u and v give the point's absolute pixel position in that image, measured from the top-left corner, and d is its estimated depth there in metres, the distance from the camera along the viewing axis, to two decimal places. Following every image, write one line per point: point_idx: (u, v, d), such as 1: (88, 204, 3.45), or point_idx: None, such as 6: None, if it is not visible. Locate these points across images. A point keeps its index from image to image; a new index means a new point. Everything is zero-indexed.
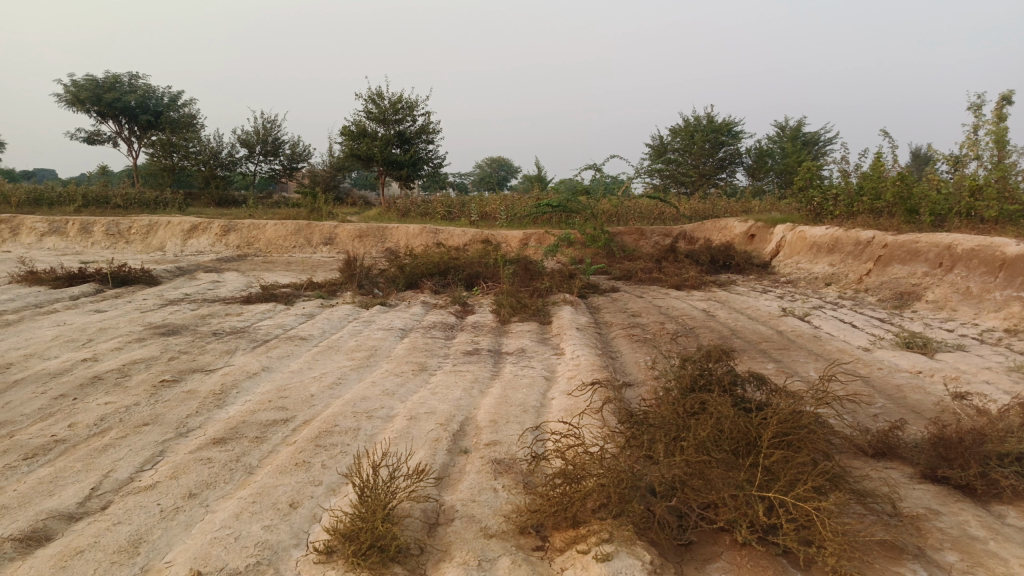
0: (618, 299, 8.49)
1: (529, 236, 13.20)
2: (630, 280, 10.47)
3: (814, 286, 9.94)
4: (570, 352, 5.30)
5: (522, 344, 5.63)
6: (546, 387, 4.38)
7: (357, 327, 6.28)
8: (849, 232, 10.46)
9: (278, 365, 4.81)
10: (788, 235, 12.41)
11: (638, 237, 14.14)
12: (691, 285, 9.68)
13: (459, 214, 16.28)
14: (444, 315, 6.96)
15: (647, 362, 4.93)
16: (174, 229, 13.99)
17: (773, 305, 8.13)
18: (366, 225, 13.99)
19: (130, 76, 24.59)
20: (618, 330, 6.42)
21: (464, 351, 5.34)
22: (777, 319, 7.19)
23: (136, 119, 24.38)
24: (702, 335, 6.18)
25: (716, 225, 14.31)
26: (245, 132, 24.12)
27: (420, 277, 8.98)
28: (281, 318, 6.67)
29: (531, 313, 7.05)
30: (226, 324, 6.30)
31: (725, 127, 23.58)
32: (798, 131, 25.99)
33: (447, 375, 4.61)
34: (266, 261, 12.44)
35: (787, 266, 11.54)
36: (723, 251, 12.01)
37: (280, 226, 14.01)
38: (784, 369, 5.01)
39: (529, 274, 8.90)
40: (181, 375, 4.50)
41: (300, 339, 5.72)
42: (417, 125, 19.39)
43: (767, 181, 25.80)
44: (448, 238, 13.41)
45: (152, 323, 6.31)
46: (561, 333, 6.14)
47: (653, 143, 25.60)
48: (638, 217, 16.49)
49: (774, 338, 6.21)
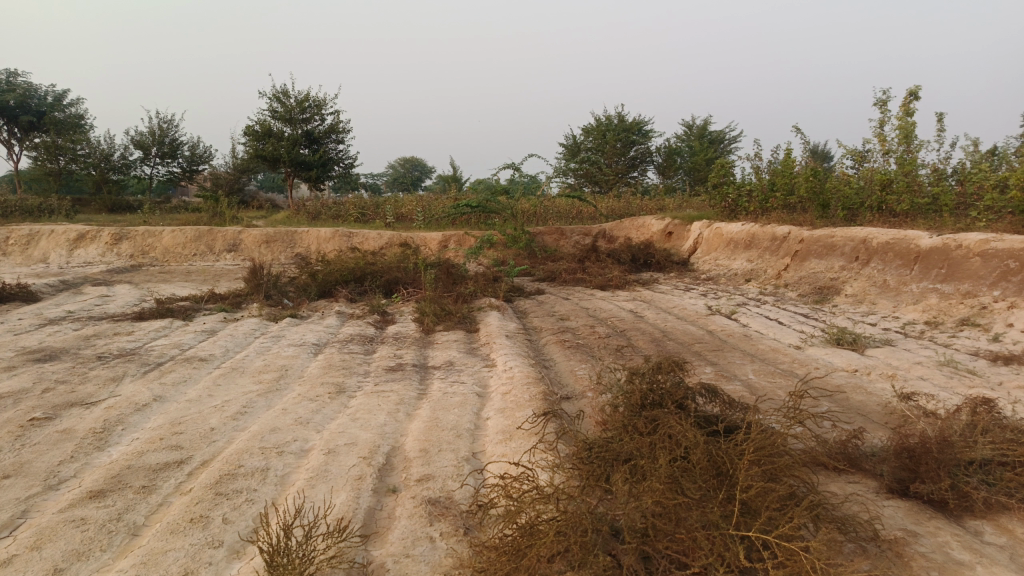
0: (544, 301, 8.21)
1: (448, 238, 12.80)
2: (554, 281, 10.23)
3: (735, 282, 9.98)
4: (501, 363, 4.94)
5: (449, 356, 5.24)
6: (478, 406, 4.00)
7: (265, 344, 5.72)
8: (766, 228, 10.57)
9: (173, 393, 4.25)
10: (705, 231, 12.49)
11: (557, 236, 13.97)
12: (615, 284, 9.52)
13: (373, 216, 15.70)
14: (361, 327, 6.47)
15: (583, 372, 4.65)
16: (58, 238, 12.83)
17: (699, 304, 8.04)
18: (273, 230, 13.23)
19: (8, 74, 22.66)
20: (548, 336, 6.12)
21: (385, 368, 4.90)
22: (706, 318, 7.07)
23: (15, 119, 22.47)
24: (634, 338, 5.96)
25: (634, 223, 14.30)
26: (139, 133, 22.62)
27: (334, 285, 8.44)
28: (179, 336, 6.03)
29: (456, 320, 6.67)
30: (114, 346, 5.62)
31: (635, 126, 23.86)
32: (705, 130, 26.58)
33: (368, 397, 4.16)
34: (164, 271, 11.54)
35: (706, 262, 11.58)
36: (643, 249, 11.96)
37: (179, 233, 13.07)
38: (723, 373, 4.83)
39: (451, 278, 8.50)
40: (55, 411, 3.88)
41: (200, 360, 5.13)
42: (326, 124, 18.62)
43: (676, 179, 26.30)
44: (362, 242, 12.83)
45: (24, 348, 5.56)
46: (488, 342, 5.78)
47: (566, 142, 25.64)
48: (555, 217, 16.35)
49: (706, 338, 6.06)
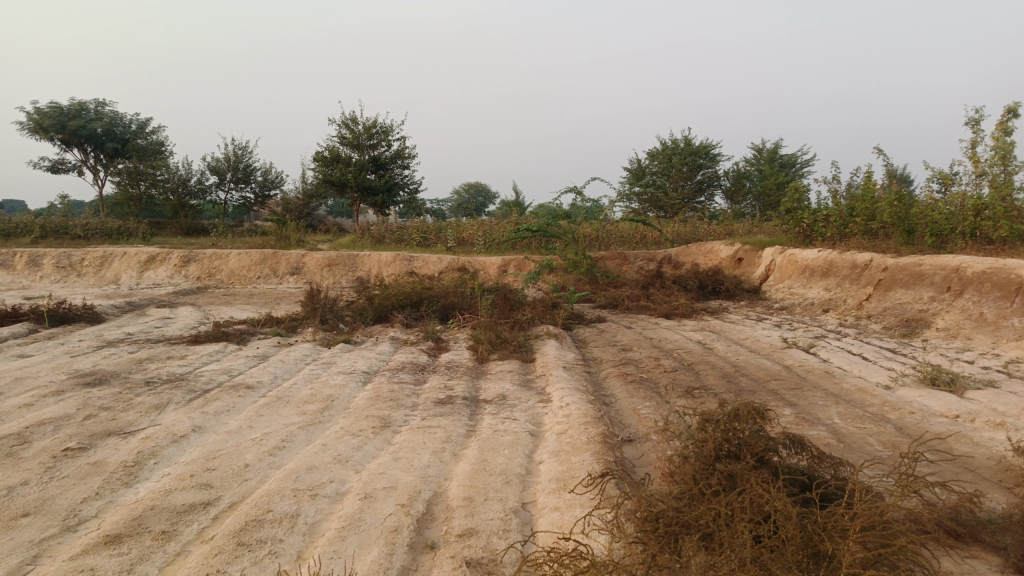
0: (606, 330, 7.83)
1: (508, 263, 12.57)
2: (617, 308, 9.83)
3: (810, 312, 9.38)
4: (558, 398, 4.60)
5: (502, 389, 4.91)
6: (531, 447, 3.67)
7: (315, 371, 5.53)
8: (845, 256, 9.95)
9: (213, 424, 4.06)
10: (778, 258, 11.89)
11: (620, 262, 13.58)
12: (682, 312, 9.06)
13: (435, 241, 15.64)
14: (414, 354, 6.23)
15: (647, 411, 4.27)
16: (130, 260, 13.17)
17: (774, 336, 7.51)
18: (336, 254, 13.26)
19: (97, 104, 23.75)
20: (609, 368, 5.74)
21: (434, 400, 4.61)
22: (781, 352, 6.56)
23: (101, 146, 23.49)
24: (703, 374, 5.53)
25: (702, 248, 13.77)
26: (215, 159, 23.35)
27: (390, 310, 8.26)
28: (230, 361, 5.91)
29: (513, 350, 6.36)
30: (164, 371, 5.53)
31: (702, 150, 23.28)
32: (776, 153, 25.65)
33: (413, 433, 3.88)
34: (228, 294, 11.66)
35: (779, 291, 10.97)
36: (712, 275, 11.45)
37: (244, 255, 13.23)
38: (804, 415, 4.36)
39: (509, 304, 8.22)
40: (91, 441, 3.73)
41: (247, 387, 4.96)
42: (393, 150, 18.76)
43: (745, 204, 25.52)
44: (421, 266, 12.73)
45: (78, 371, 5.52)
46: (545, 373, 5.44)
47: (630, 166, 25.24)
48: (619, 242, 15.95)
49: (783, 375, 5.57)
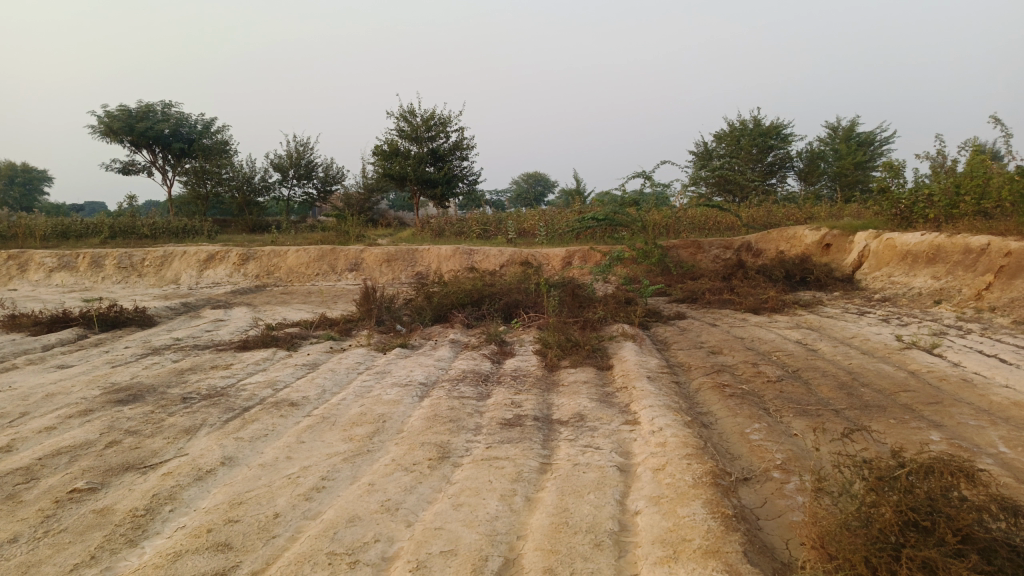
0: (689, 329, 7.03)
1: (573, 254, 11.84)
2: (696, 302, 8.99)
3: (919, 303, 8.34)
4: (647, 418, 3.89)
5: (578, 406, 4.19)
6: (624, 490, 2.96)
7: (366, 383, 4.92)
8: (955, 239, 8.87)
9: (246, 454, 3.48)
10: (872, 243, 10.79)
11: (695, 251, 12.75)
12: (771, 307, 8.17)
13: (496, 232, 15.03)
14: (476, 361, 5.57)
15: (759, 441, 3.54)
16: (190, 259, 12.98)
17: (885, 334, 6.57)
18: (394, 248, 12.77)
19: (163, 105, 23.98)
20: (701, 378, 4.96)
21: (500, 421, 3.93)
22: (900, 355, 5.64)
23: (168, 147, 23.70)
24: (815, 387, 4.69)
25: (784, 233, 12.71)
26: (278, 156, 23.30)
27: (450, 309, 7.63)
28: (279, 371, 5.38)
29: (586, 354, 5.64)
30: (205, 384, 5.03)
31: (773, 130, 21.98)
32: (852, 131, 24.02)
33: (477, 467, 3.21)
34: (285, 292, 11.30)
35: (877, 279, 9.92)
36: (799, 264, 10.48)
37: (303, 252, 12.87)
38: (956, 440, 3.52)
39: (578, 301, 7.50)
40: (104, 479, 3.20)
41: (290, 404, 4.40)
42: (452, 141, 18.23)
43: (820, 185, 24.05)
44: (482, 259, 12.13)
45: (114, 385, 5.07)
46: (626, 385, 4.71)
47: (697, 150, 24.13)
48: (690, 228, 15.01)
49: (910, 386, 4.69)
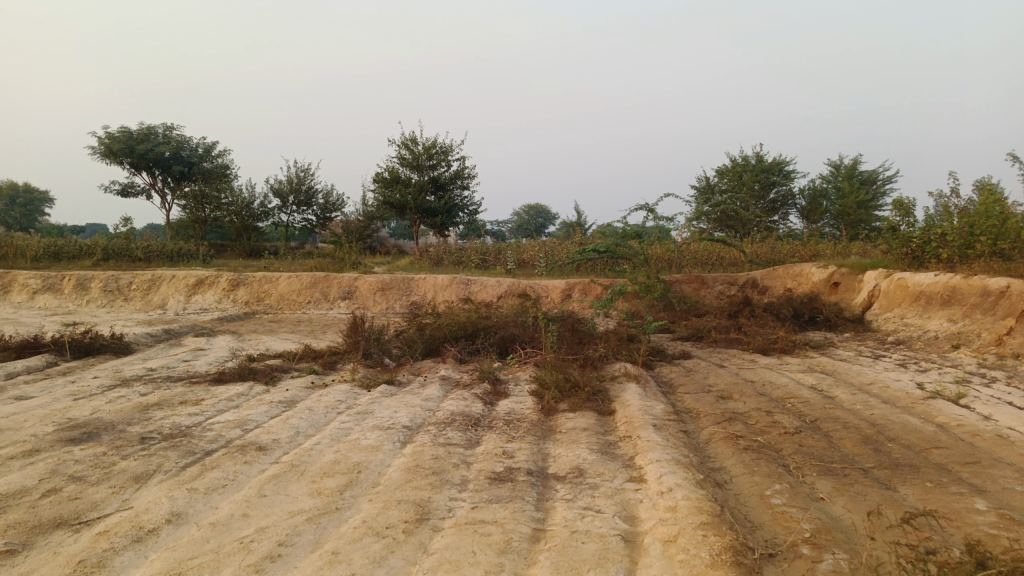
0: (695, 370, 6.62)
1: (573, 286, 11.48)
2: (702, 341, 8.60)
3: (936, 347, 7.94)
4: (655, 474, 3.47)
5: (577, 459, 3.77)
6: (630, 568, 2.53)
7: (345, 425, 4.50)
8: (972, 280, 8.51)
9: (198, 511, 3.05)
10: (882, 283, 10.42)
11: (698, 286, 12.40)
12: (780, 348, 7.78)
13: (494, 263, 14.69)
14: (467, 402, 5.16)
15: (784, 507, 3.13)
16: (178, 283, 12.60)
17: (905, 381, 6.16)
18: (389, 277, 12.40)
19: (165, 128, 23.80)
20: (712, 428, 4.54)
21: (488, 475, 3.50)
22: (925, 405, 5.22)
23: (168, 170, 23.47)
24: (837, 441, 4.28)
25: (790, 270, 12.36)
26: (278, 182, 23.06)
27: (442, 343, 7.23)
28: (251, 408, 4.96)
29: (585, 396, 5.23)
30: (169, 422, 4.60)
31: (776, 166, 21.79)
32: (855, 169, 23.82)
33: (460, 534, 2.79)
34: (275, 320, 10.90)
35: (889, 321, 9.53)
36: (807, 302, 10.11)
37: (295, 279, 12.48)
38: (1005, 511, 3.11)
39: (578, 337, 7.10)
40: (27, 538, 2.77)
41: (257, 448, 3.97)
42: (453, 170, 17.97)
43: (822, 223, 23.79)
44: (480, 290, 11.78)
45: (70, 420, 4.64)
46: (629, 434, 4.28)
47: (699, 185, 23.92)
48: (693, 263, 14.67)
49: (942, 441, 4.28)
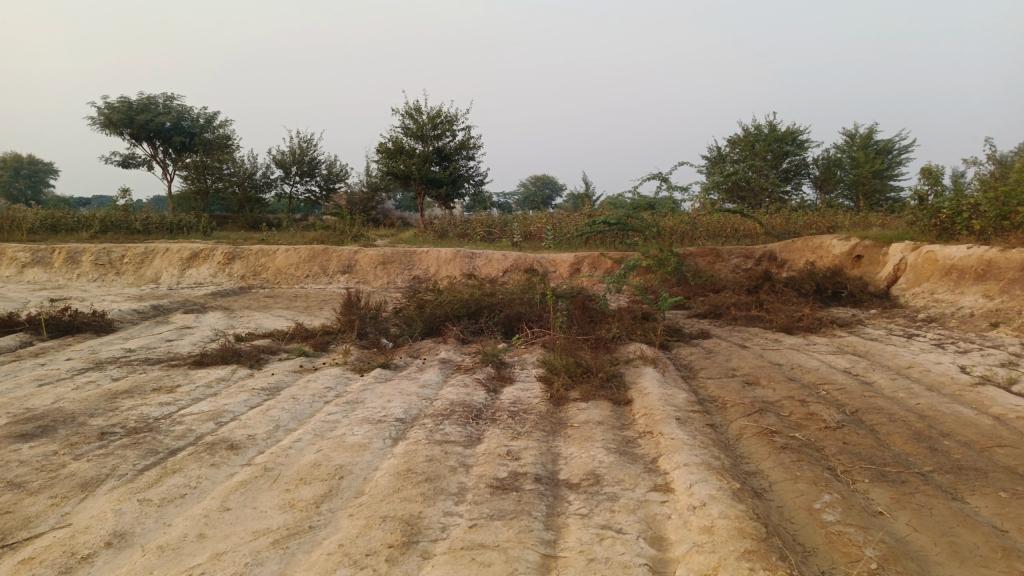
0: (717, 352, 6.13)
1: (582, 260, 10.96)
2: (720, 319, 8.09)
3: (971, 325, 7.41)
4: (683, 484, 2.98)
5: (592, 462, 3.29)
6: None
7: (330, 418, 4.02)
8: (1009, 254, 7.95)
9: (146, 531, 2.58)
10: (910, 256, 9.85)
11: (713, 260, 11.87)
12: (805, 326, 7.27)
13: (500, 235, 14.16)
14: (468, 389, 4.67)
15: (839, 527, 2.64)
16: (172, 257, 12.12)
17: (946, 364, 5.64)
18: (391, 250, 11.90)
19: (165, 97, 23.17)
20: (742, 421, 4.04)
21: (490, 483, 3.02)
22: (975, 393, 4.71)
23: (168, 140, 22.87)
24: (885, 438, 3.78)
25: (809, 243, 11.79)
26: (280, 152, 22.47)
27: (444, 322, 6.74)
28: (230, 397, 4.48)
29: (598, 383, 4.74)
30: (136, 414, 4.14)
31: (789, 136, 21.06)
32: (870, 138, 22.99)
33: (454, 564, 2.31)
34: (270, 295, 10.43)
35: (917, 296, 9.00)
36: (831, 277, 9.57)
37: (293, 252, 11.98)
38: None
39: (589, 316, 6.59)
40: None
41: (228, 448, 3.50)
42: (458, 140, 17.37)
43: (836, 194, 23.03)
44: (485, 264, 11.28)
45: (26, 411, 4.18)
46: (650, 430, 3.79)
47: (710, 155, 23.21)
48: (706, 235, 14.11)
49: (1004, 436, 3.77)
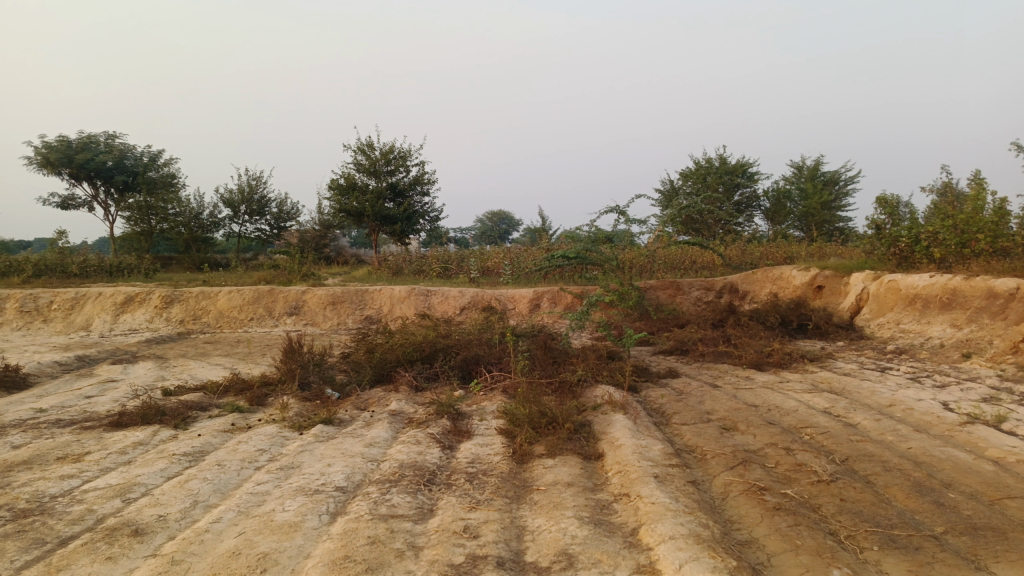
0: (689, 393, 5.75)
1: (541, 296, 10.59)
2: (687, 356, 7.76)
3: (943, 356, 7.21)
4: (672, 564, 2.54)
5: (565, 537, 2.83)
6: None
7: (260, 489, 3.49)
8: (974, 282, 7.83)
9: None
10: (871, 285, 9.71)
11: (674, 293, 11.62)
12: (775, 362, 6.98)
13: (457, 271, 13.73)
14: (421, 446, 4.18)
15: None
16: (105, 301, 11.35)
17: (928, 400, 5.36)
18: (341, 290, 11.34)
19: (108, 137, 22.31)
20: (726, 477, 3.63)
21: (444, 571, 2.54)
22: (965, 434, 4.40)
23: (110, 180, 21.97)
24: (885, 492, 3.40)
25: (769, 274, 11.64)
26: (228, 191, 21.74)
27: (395, 367, 6.23)
28: (144, 466, 3.91)
29: (565, 436, 4.29)
30: (28, 491, 3.53)
31: (740, 168, 21.24)
32: (817, 170, 23.34)
33: None
34: (210, 340, 9.77)
35: (882, 327, 8.82)
36: (795, 308, 9.37)
37: (236, 294, 11.34)
38: None
39: (551, 358, 6.16)
40: None
41: (131, 534, 2.94)
42: (412, 175, 16.97)
43: (787, 225, 23.23)
44: (441, 302, 10.83)
45: None
46: (627, 491, 3.35)
47: (663, 189, 23.26)
48: (665, 268, 13.90)
49: (1011, 484, 3.44)
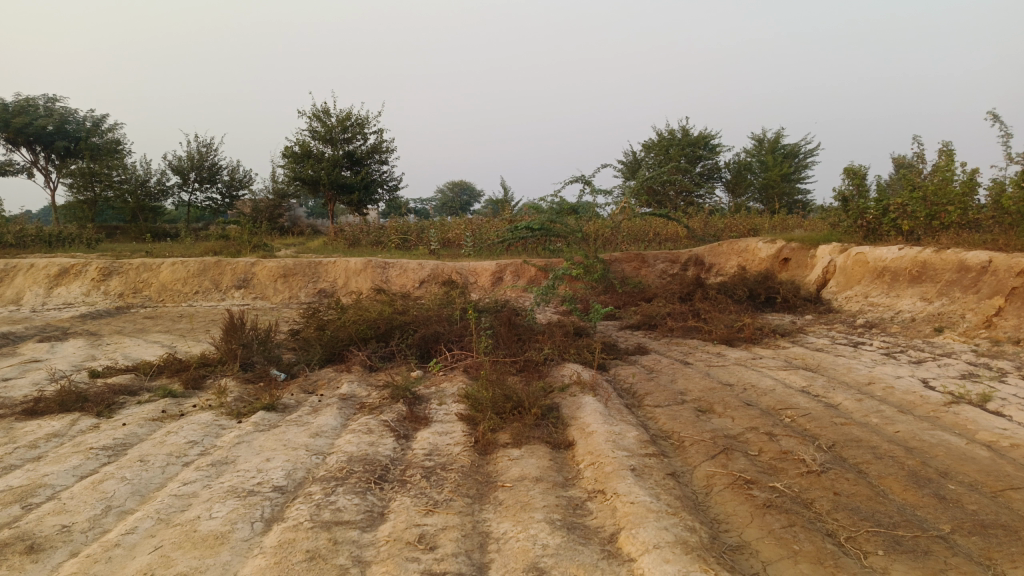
0: (660, 372, 5.44)
1: (503, 268, 10.20)
2: (656, 331, 7.47)
3: (915, 331, 7.05)
4: None
5: (534, 546, 2.47)
6: None
7: (187, 490, 3.05)
8: (944, 254, 7.66)
9: None
10: (838, 258, 9.53)
11: (639, 265, 11.33)
12: (746, 338, 6.72)
13: (417, 242, 13.24)
14: (372, 436, 3.77)
15: None
16: (37, 274, 10.59)
17: (908, 378, 5.13)
18: (293, 261, 10.77)
19: (47, 99, 21.05)
20: (708, 468, 3.30)
21: None
22: (952, 415, 4.17)
23: (50, 146, 20.76)
24: (880, 483, 3.12)
25: (735, 246, 11.42)
26: (177, 158, 20.74)
27: (347, 346, 5.79)
28: (54, 463, 3.43)
29: (532, 422, 3.93)
30: None
31: (703, 140, 21.01)
32: (777, 142, 23.26)
33: None
34: (151, 316, 9.15)
35: (851, 300, 8.65)
36: (763, 281, 9.16)
37: (180, 265, 10.68)
38: None
39: (515, 335, 5.79)
40: None
41: (25, 552, 2.49)
42: (370, 143, 16.30)
43: (747, 197, 23.13)
44: (399, 275, 10.35)
45: None
46: (602, 488, 3.00)
47: (625, 160, 22.94)
48: (630, 240, 13.61)
49: (1012, 473, 3.19)
